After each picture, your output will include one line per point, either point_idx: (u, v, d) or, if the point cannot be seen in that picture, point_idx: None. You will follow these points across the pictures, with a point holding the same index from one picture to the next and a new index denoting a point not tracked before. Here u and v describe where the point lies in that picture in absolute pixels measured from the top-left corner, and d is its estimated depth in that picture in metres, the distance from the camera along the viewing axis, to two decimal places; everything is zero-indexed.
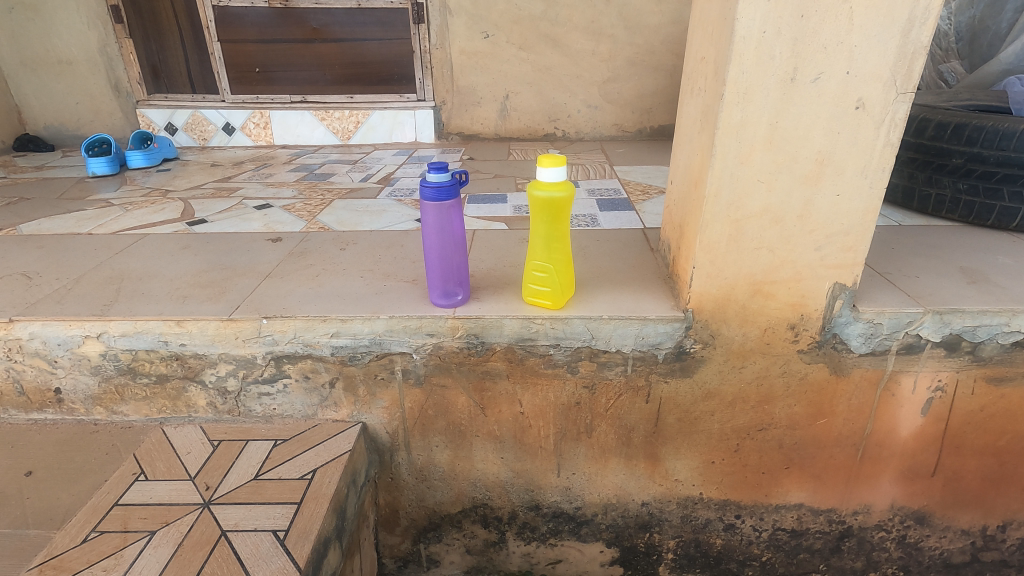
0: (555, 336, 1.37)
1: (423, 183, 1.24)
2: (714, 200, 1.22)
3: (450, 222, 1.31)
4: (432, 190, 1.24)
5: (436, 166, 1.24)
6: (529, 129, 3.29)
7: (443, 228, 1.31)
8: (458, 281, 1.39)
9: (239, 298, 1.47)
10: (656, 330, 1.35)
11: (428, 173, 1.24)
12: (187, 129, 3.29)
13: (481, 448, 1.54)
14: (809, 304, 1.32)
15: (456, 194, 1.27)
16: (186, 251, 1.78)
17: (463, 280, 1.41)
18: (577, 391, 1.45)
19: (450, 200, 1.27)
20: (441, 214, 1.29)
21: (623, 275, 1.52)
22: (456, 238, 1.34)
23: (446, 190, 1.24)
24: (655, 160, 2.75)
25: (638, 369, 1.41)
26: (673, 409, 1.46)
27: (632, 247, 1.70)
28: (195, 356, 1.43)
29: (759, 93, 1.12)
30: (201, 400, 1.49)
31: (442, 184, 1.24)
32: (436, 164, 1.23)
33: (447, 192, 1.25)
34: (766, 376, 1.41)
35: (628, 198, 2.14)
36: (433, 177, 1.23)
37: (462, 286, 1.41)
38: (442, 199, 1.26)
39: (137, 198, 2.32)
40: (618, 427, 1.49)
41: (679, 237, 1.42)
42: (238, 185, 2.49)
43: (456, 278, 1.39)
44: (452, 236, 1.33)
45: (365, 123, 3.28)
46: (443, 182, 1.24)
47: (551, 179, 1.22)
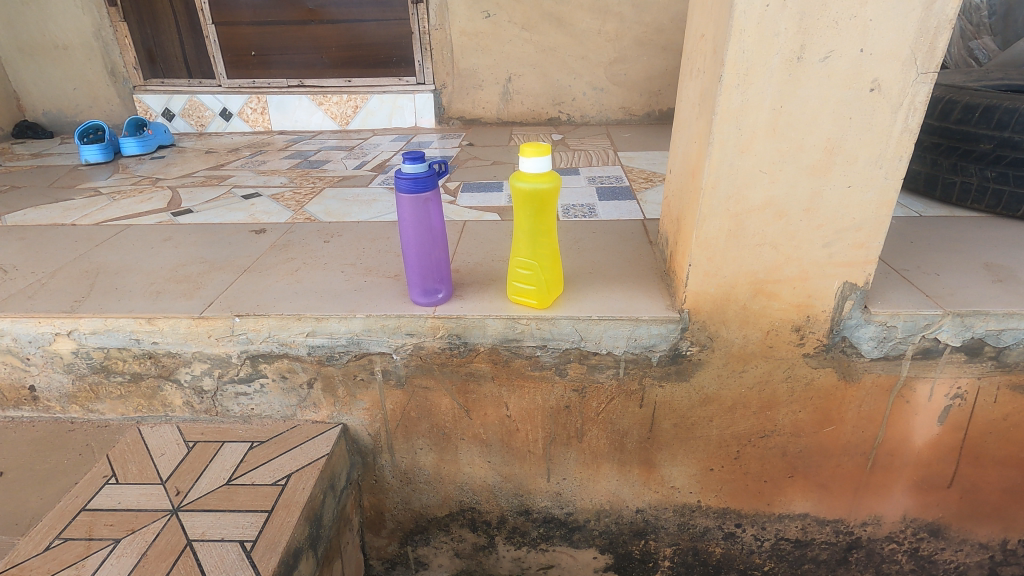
0: (542, 337, 1.29)
1: (397, 174, 1.16)
2: (711, 193, 1.12)
3: (428, 216, 1.22)
4: (407, 182, 1.15)
5: (411, 156, 1.15)
6: (532, 113, 3.17)
7: (421, 223, 1.22)
8: (439, 280, 1.31)
9: (214, 294, 1.40)
10: (650, 331, 1.26)
11: (403, 163, 1.15)
12: (183, 114, 3.24)
13: (467, 452, 1.47)
14: (816, 305, 1.21)
15: (434, 185, 1.19)
16: (168, 243, 1.72)
17: (444, 277, 1.32)
18: (566, 395, 1.37)
19: (428, 192, 1.19)
20: (419, 207, 1.20)
21: (618, 270, 1.42)
22: (436, 234, 1.26)
23: (422, 182, 1.16)
24: (661, 145, 2.62)
25: (630, 372, 1.33)
26: (669, 414, 1.37)
27: (629, 240, 1.60)
28: (168, 354, 1.38)
29: (761, 74, 1.01)
30: (178, 399, 1.45)
31: (418, 176, 1.15)
32: (411, 154, 1.14)
33: (423, 184, 1.16)
34: (769, 381, 1.31)
35: (629, 186, 2.03)
36: (409, 168, 1.15)
37: (444, 285, 1.33)
38: (419, 192, 1.17)
39: (126, 186, 2.27)
40: (610, 432, 1.41)
41: (676, 231, 1.32)
42: (230, 173, 2.42)
43: (437, 276, 1.31)
44: (431, 232, 1.25)
45: (363, 107, 3.21)
46: (420, 173, 1.15)
47: (534, 170, 1.13)
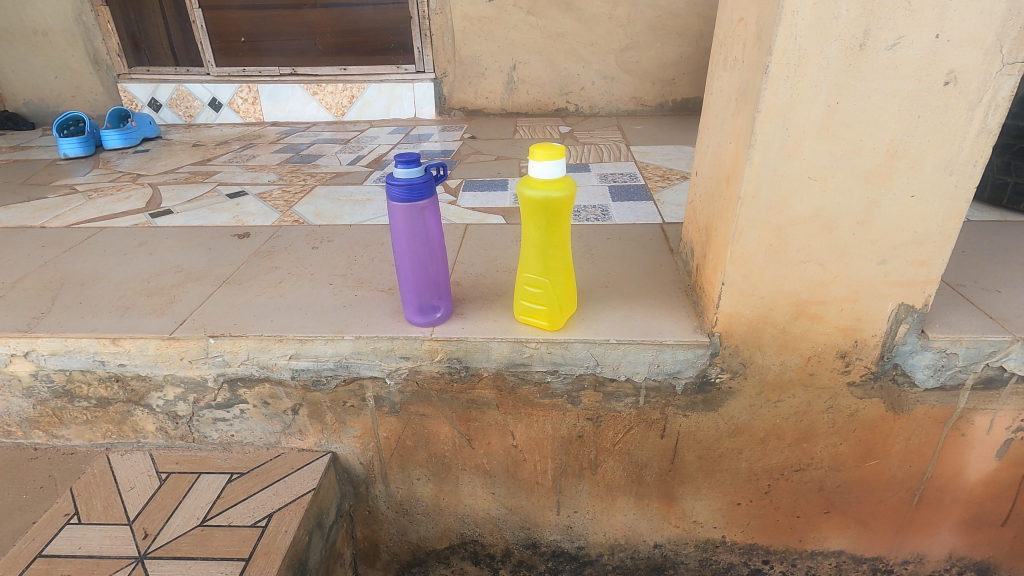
0: (552, 362, 1.15)
1: (388, 180, 1.00)
2: (750, 202, 0.97)
3: (424, 226, 1.07)
4: (401, 188, 0.99)
5: (405, 159, 0.99)
6: (538, 103, 3.00)
7: (417, 234, 1.07)
8: (438, 297, 1.16)
9: (187, 310, 1.26)
10: (674, 357, 1.12)
11: (395, 166, 0.99)
12: (171, 105, 3.09)
13: (469, 483, 1.34)
14: (865, 329, 1.06)
15: (432, 191, 1.03)
16: (142, 249, 1.57)
17: (443, 293, 1.18)
18: (579, 424, 1.23)
19: (425, 200, 1.03)
20: (413, 217, 1.04)
21: (637, 284, 1.27)
22: (434, 245, 1.10)
23: (418, 188, 1.00)
24: (676, 138, 2.46)
25: (651, 400, 1.19)
26: (693, 445, 1.23)
27: (648, 247, 1.45)
28: (137, 378, 1.24)
29: (814, 64, 0.86)
30: (150, 425, 1.31)
31: (413, 182, 0.99)
32: (405, 156, 0.98)
33: (420, 191, 1.00)
34: (807, 412, 1.17)
35: (645, 185, 1.88)
36: (402, 172, 0.99)
37: (443, 302, 1.18)
38: (415, 200, 1.01)
39: (104, 183, 2.12)
40: (627, 463, 1.27)
41: (705, 242, 1.17)
42: (216, 168, 2.27)
43: (435, 293, 1.16)
44: (428, 245, 1.09)
45: (360, 97, 3.05)
46: (416, 178, 1.00)
47: (546, 175, 0.97)
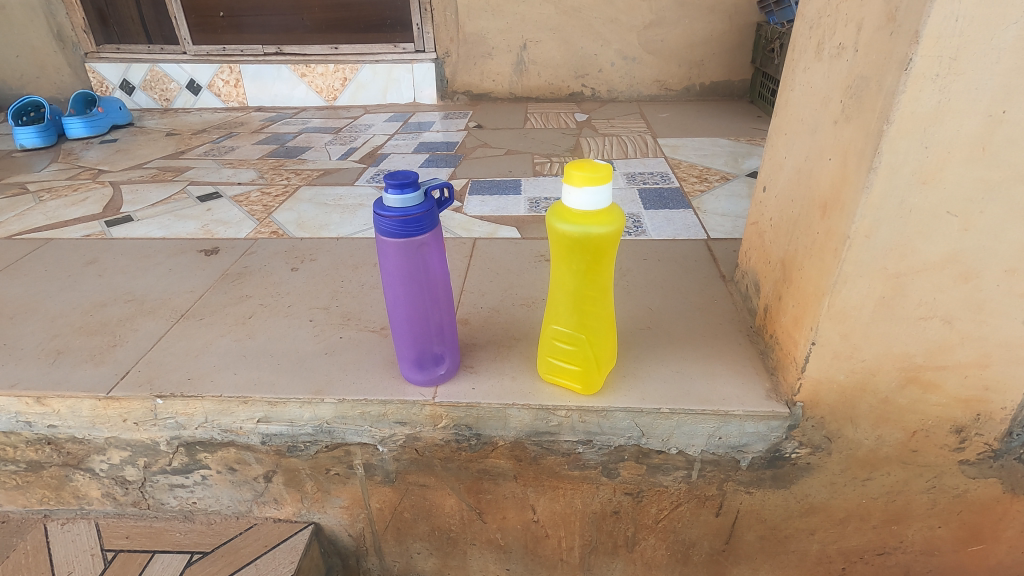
0: (586, 431, 0.91)
1: (377, 210, 0.75)
2: (863, 243, 0.72)
3: (425, 267, 0.82)
4: (393, 221, 0.74)
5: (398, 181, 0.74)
6: (550, 87, 2.71)
7: (416, 277, 0.82)
8: (444, 350, 0.92)
9: (132, 358, 1.02)
10: (742, 430, 0.88)
11: (385, 192, 0.74)
12: (145, 87, 2.85)
13: (479, 558, 1.12)
14: (993, 401, 0.82)
15: (434, 223, 0.78)
16: (91, 268, 1.32)
17: (450, 344, 0.93)
18: (615, 498, 1.01)
19: (426, 234, 0.78)
20: (411, 256, 0.79)
21: (688, 327, 1.03)
22: (438, 288, 0.85)
23: (416, 221, 0.75)
24: (707, 129, 2.19)
25: (706, 475, 0.96)
26: (755, 525, 1.01)
27: (694, 272, 1.20)
28: (73, 440, 1.01)
29: (978, 57, 0.60)
30: (94, 491, 1.09)
31: (411, 212, 0.74)
32: (398, 178, 0.73)
33: (419, 224, 0.75)
34: (902, 492, 0.94)
35: (680, 188, 1.62)
36: (395, 200, 0.73)
37: (450, 356, 0.93)
38: (413, 236, 0.76)
39: (60, 181, 1.87)
40: (672, 542, 1.05)
41: (780, 280, 0.92)
42: (189, 163, 2.01)
43: (441, 346, 0.91)
44: (430, 288, 0.84)
45: (353, 80, 2.77)
46: (414, 208, 0.74)
47: (587, 206, 0.73)
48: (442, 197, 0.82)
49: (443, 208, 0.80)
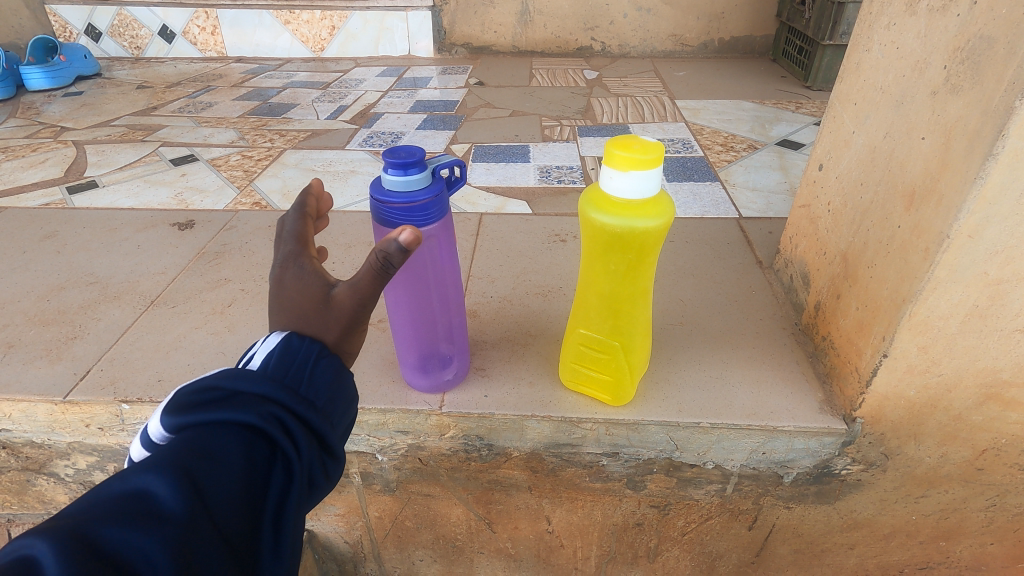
0: (613, 444, 0.81)
1: (375, 193, 0.61)
2: (964, 244, 0.60)
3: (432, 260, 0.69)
4: (394, 208, 0.61)
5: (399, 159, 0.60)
6: (556, 40, 2.51)
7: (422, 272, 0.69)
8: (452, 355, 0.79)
9: (93, 354, 0.89)
10: (790, 445, 0.78)
11: (383, 171, 0.60)
12: (113, 33, 2.63)
13: (487, 565, 1.04)
14: None
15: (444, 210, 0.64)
16: (49, 243, 1.17)
17: (460, 347, 0.80)
18: (639, 510, 0.91)
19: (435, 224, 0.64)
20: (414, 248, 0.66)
21: (725, 325, 0.92)
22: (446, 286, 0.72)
23: (423, 208, 0.61)
24: (729, 90, 2.02)
25: (743, 490, 0.86)
26: (790, 539, 0.92)
27: (728, 258, 1.08)
28: (32, 445, 0.90)
29: None
30: (61, 496, 0.98)
31: (416, 198, 0.60)
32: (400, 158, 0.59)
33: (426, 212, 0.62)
34: (958, 509, 0.85)
35: (705, 158, 1.48)
36: (397, 183, 0.59)
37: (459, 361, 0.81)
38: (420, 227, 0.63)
39: (19, 140, 1.69)
40: (697, 553, 0.97)
41: (839, 276, 0.80)
42: (162, 120, 1.83)
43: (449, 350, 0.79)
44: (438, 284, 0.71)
45: (342, 29, 2.55)
46: (422, 192, 0.61)
47: (632, 194, 0.60)
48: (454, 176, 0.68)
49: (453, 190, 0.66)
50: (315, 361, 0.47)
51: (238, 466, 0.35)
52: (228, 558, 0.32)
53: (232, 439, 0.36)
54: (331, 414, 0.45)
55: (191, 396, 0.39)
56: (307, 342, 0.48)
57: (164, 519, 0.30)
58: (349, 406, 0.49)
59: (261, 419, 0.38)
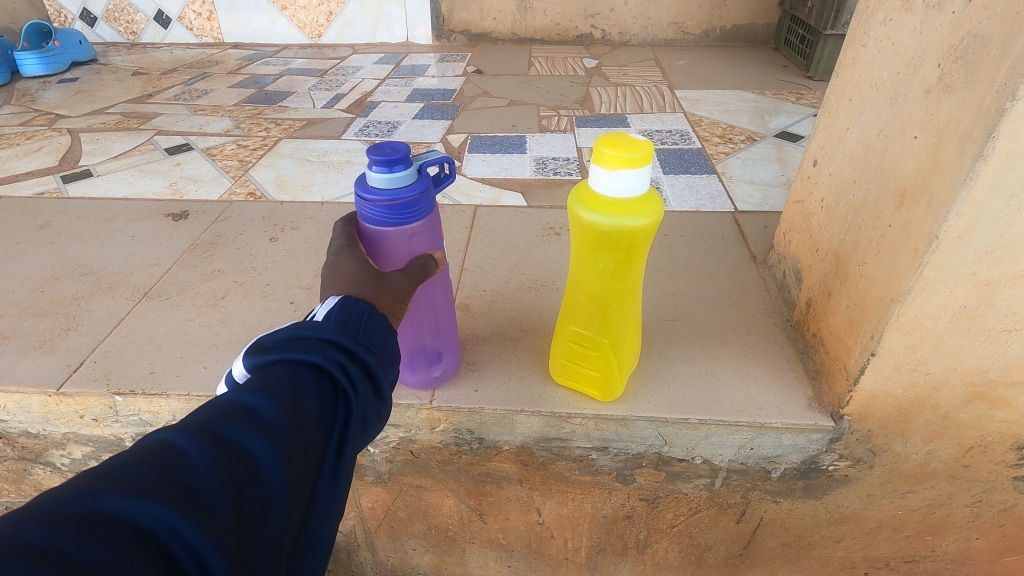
0: (601, 438, 0.81)
1: (359, 189, 0.61)
2: (953, 245, 0.59)
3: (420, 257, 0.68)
4: (380, 205, 0.60)
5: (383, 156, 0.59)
6: (556, 27, 2.48)
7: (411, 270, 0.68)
8: (443, 352, 0.79)
9: (86, 346, 0.90)
10: (778, 441, 0.79)
11: (368, 168, 0.59)
12: (109, 18, 2.61)
13: (479, 555, 1.05)
14: None
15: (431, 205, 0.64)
16: (43, 233, 1.17)
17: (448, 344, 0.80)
18: (628, 503, 0.92)
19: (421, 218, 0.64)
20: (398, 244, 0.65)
21: (718, 320, 0.92)
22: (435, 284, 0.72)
23: (407, 206, 0.61)
24: (730, 80, 2.00)
25: (731, 484, 0.87)
26: (778, 532, 0.93)
27: (723, 252, 1.07)
28: (27, 435, 0.90)
29: None
30: (58, 485, 0.99)
31: (400, 196, 0.60)
32: (384, 153, 0.58)
33: (412, 205, 0.61)
34: (944, 505, 0.85)
35: (702, 149, 1.47)
36: (382, 181, 0.59)
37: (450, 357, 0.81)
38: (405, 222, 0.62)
39: (13, 127, 1.68)
40: (686, 545, 0.98)
41: (831, 273, 0.80)
42: (157, 108, 1.82)
43: (440, 347, 0.78)
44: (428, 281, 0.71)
45: (340, 15, 2.52)
46: (407, 187, 0.60)
47: (622, 192, 0.60)
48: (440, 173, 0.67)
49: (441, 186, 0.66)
50: (368, 315, 0.50)
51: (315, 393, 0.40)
52: (311, 470, 0.37)
53: (310, 371, 0.41)
54: (385, 361, 0.49)
55: (269, 340, 0.43)
56: (360, 303, 0.51)
57: (264, 428, 0.35)
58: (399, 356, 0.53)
59: (333, 357, 0.42)
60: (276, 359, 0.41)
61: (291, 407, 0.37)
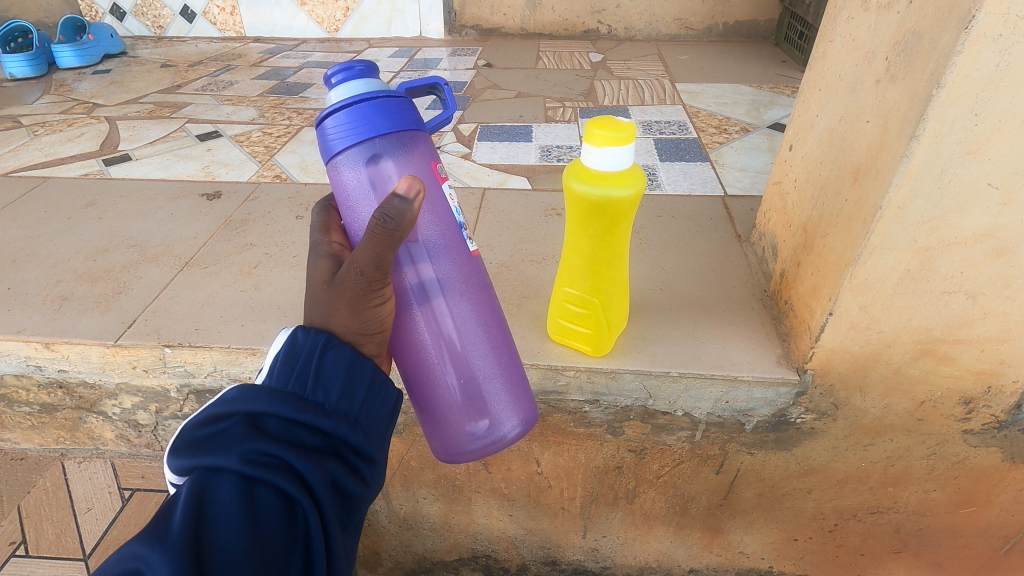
0: (593, 391, 0.91)
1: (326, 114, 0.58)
2: (894, 215, 0.68)
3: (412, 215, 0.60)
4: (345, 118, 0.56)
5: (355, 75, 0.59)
6: (564, 23, 2.57)
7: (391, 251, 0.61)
8: (472, 354, 0.66)
9: (137, 306, 1.01)
10: (749, 394, 0.88)
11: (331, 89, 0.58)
12: (137, 13, 2.73)
13: (483, 504, 1.15)
14: (1006, 374, 0.82)
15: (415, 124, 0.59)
16: (90, 210, 1.29)
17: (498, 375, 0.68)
18: (618, 454, 1.02)
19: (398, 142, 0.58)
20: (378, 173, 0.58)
21: (701, 291, 1.01)
22: (441, 262, 0.63)
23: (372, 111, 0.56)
24: (729, 74, 2.08)
25: (710, 436, 0.97)
26: (754, 483, 1.03)
27: (710, 232, 1.17)
28: (84, 385, 1.02)
29: None
30: (108, 433, 1.11)
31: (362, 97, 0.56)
32: (347, 65, 0.58)
33: (383, 116, 0.56)
34: (903, 457, 0.95)
35: (698, 139, 1.56)
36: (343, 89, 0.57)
37: (484, 359, 0.67)
38: (375, 143, 0.57)
39: (54, 115, 1.80)
40: (671, 495, 1.08)
41: (800, 246, 0.89)
42: (186, 98, 1.94)
43: (465, 347, 0.65)
44: (421, 254, 0.62)
45: (356, 10, 2.62)
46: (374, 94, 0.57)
47: (609, 167, 0.70)
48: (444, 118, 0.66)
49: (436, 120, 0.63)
50: (309, 369, 0.54)
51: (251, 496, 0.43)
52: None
53: (228, 480, 0.43)
54: (350, 409, 0.53)
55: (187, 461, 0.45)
56: (307, 345, 0.55)
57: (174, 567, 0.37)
58: (353, 406, 0.54)
59: (241, 460, 0.44)
60: (196, 474, 0.44)
61: (205, 539, 0.39)
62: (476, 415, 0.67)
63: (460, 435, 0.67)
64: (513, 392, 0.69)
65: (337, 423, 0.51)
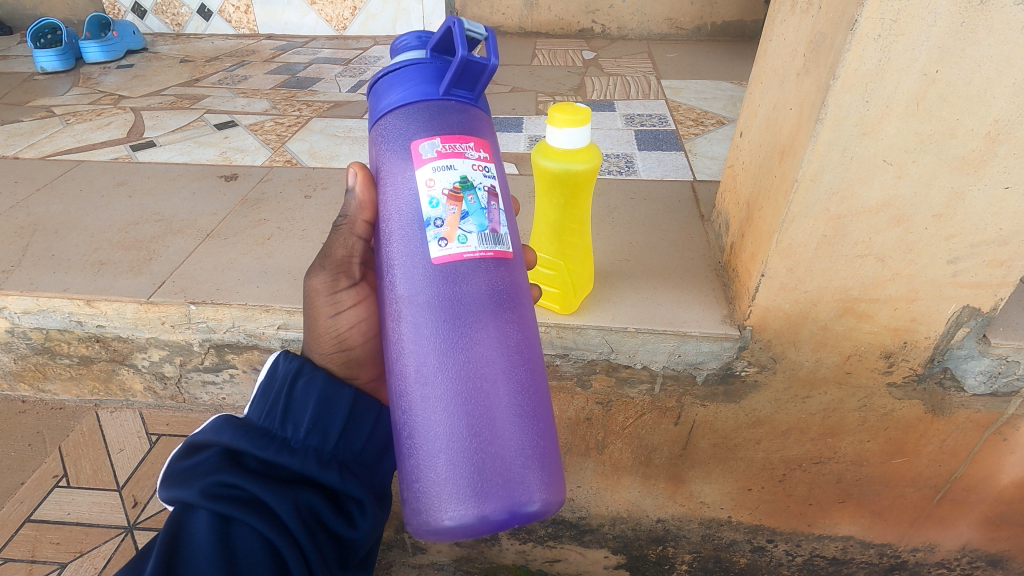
0: (563, 346, 1.04)
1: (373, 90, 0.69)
2: (808, 187, 0.80)
3: (396, 215, 0.63)
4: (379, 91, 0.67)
5: (425, 44, 0.69)
6: (560, 22, 2.70)
7: (377, 269, 0.66)
8: (443, 385, 0.61)
9: (166, 270, 1.15)
10: (698, 349, 1.01)
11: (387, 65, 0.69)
12: (157, 12, 2.89)
13: None
14: (918, 330, 0.94)
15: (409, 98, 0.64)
16: (121, 190, 1.43)
17: (495, 422, 0.60)
18: (588, 407, 1.15)
19: (390, 124, 0.65)
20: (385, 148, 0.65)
21: (664, 262, 1.14)
22: (420, 275, 0.62)
23: (390, 85, 0.66)
24: (714, 71, 2.20)
25: (667, 388, 1.09)
26: (708, 434, 1.16)
27: (677, 213, 1.29)
28: (119, 339, 1.16)
29: (916, 20, 0.66)
30: (138, 384, 1.25)
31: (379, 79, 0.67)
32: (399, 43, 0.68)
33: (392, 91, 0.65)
34: (837, 409, 1.07)
35: (676, 131, 1.69)
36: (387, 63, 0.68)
37: (452, 392, 0.61)
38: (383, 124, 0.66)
39: (84, 105, 1.95)
40: (636, 446, 1.21)
41: (745, 220, 1.01)
42: (204, 91, 2.08)
43: (447, 378, 0.61)
44: (395, 273, 0.63)
45: (363, 9, 2.77)
46: (394, 72, 0.66)
47: (566, 144, 0.83)
48: (472, 64, 0.63)
49: (447, 75, 0.63)
50: (279, 407, 0.68)
51: (228, 528, 0.57)
52: None
53: (205, 516, 0.57)
54: (315, 441, 0.67)
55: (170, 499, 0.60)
56: (282, 376, 0.70)
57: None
58: (322, 437, 0.68)
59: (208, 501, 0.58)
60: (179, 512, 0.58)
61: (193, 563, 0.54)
62: (459, 465, 0.60)
63: (428, 483, 0.61)
64: (504, 435, 0.60)
65: (305, 457, 0.65)
